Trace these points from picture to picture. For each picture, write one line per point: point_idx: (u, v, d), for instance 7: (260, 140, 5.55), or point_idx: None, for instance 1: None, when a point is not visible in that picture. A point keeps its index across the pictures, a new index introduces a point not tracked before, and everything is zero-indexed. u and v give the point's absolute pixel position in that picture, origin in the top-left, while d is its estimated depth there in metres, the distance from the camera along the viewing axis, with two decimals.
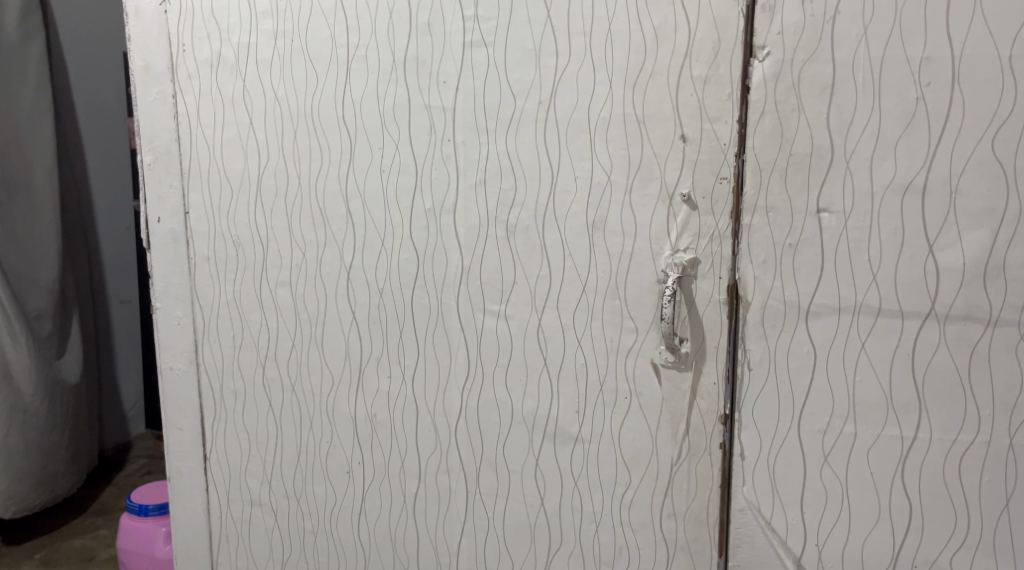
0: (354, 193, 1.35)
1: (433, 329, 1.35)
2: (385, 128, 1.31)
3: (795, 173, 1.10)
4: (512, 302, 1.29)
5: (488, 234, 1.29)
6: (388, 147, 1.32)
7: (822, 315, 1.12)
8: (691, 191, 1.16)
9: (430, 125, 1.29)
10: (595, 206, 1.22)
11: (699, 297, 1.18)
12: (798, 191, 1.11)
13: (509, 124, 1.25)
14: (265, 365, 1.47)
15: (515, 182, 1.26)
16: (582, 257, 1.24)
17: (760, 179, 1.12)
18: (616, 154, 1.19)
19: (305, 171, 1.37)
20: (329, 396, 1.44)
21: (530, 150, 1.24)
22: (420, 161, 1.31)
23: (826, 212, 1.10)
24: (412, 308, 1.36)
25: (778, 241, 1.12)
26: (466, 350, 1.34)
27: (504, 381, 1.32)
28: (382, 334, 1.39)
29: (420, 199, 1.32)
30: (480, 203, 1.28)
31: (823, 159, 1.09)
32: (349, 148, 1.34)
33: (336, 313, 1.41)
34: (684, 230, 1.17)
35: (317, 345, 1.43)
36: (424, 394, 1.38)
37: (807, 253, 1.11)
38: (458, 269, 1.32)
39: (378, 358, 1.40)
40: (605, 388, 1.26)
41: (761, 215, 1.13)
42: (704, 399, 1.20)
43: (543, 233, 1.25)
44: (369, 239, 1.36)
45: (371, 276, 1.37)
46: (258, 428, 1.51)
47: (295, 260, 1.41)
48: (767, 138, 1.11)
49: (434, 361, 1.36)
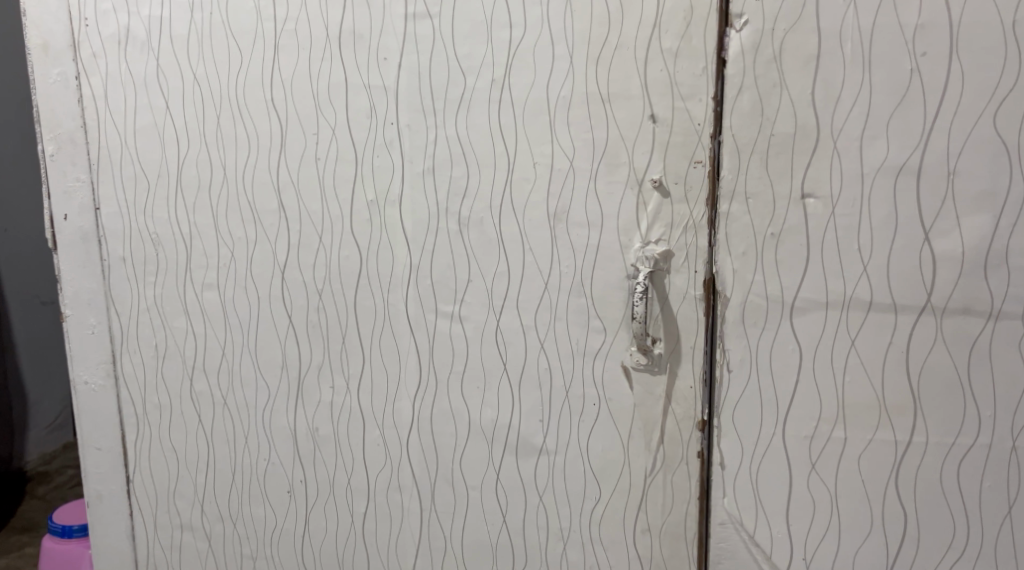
0: (287, 184, 1.22)
1: (379, 334, 1.23)
2: (320, 112, 1.18)
3: (777, 154, 1.00)
4: (466, 302, 1.18)
5: (439, 227, 1.16)
6: (325, 133, 1.19)
7: (807, 311, 1.02)
8: (663, 177, 1.05)
9: (370, 107, 1.16)
10: (557, 194, 1.10)
11: (673, 294, 1.07)
12: (782, 175, 1.00)
13: (459, 105, 1.12)
14: (193, 376, 1.33)
15: (467, 169, 1.14)
16: (543, 252, 1.12)
17: (739, 163, 1.02)
18: (578, 137, 1.08)
19: (232, 160, 1.23)
20: (267, 410, 1.31)
21: (483, 133, 1.12)
22: (361, 148, 1.18)
23: (812, 198, 1.00)
24: (355, 311, 1.23)
25: (759, 231, 1.02)
26: (416, 356, 1.22)
27: (461, 388, 1.20)
28: (323, 341, 1.26)
29: (362, 189, 1.19)
30: (429, 194, 1.16)
31: (808, 140, 0.99)
32: (279, 134, 1.20)
33: (270, 317, 1.27)
34: (655, 220, 1.07)
35: (251, 353, 1.29)
36: (372, 405, 1.26)
37: (791, 243, 1.01)
38: (406, 267, 1.19)
39: (319, 365, 1.27)
40: (571, 395, 1.15)
41: (740, 202, 1.02)
42: (679, 404, 1.10)
43: (499, 225, 1.14)
44: (306, 236, 1.23)
45: (309, 276, 1.24)
46: (187, 446, 1.36)
47: (224, 260, 1.27)
48: (746, 117, 1.00)
49: (383, 369, 1.24)
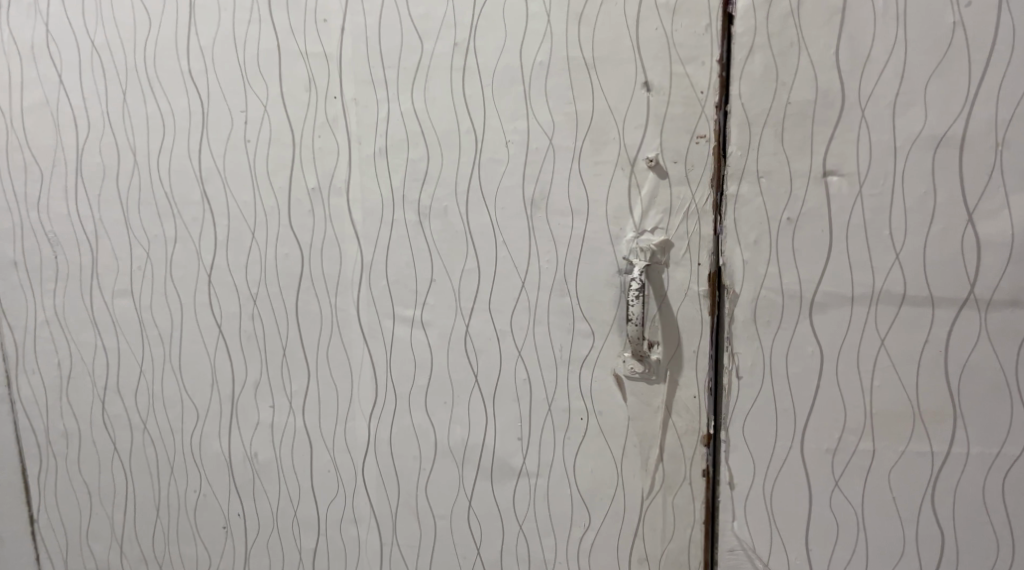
0: (212, 171, 1.04)
1: (327, 345, 1.06)
2: (249, 85, 1.01)
3: (795, 125, 0.86)
4: (430, 305, 1.02)
5: (395, 217, 1.00)
6: (255, 110, 1.02)
7: (829, 307, 0.88)
8: (659, 154, 0.91)
9: (309, 77, 0.99)
10: (536, 177, 0.95)
11: (672, 290, 0.93)
12: (800, 149, 0.86)
13: (415, 73, 0.96)
14: (106, 399, 1.14)
15: (428, 150, 0.98)
16: (520, 246, 0.97)
17: (749, 137, 0.87)
18: (560, 109, 0.93)
19: (143, 145, 1.05)
20: (196, 436, 1.13)
21: (444, 107, 0.96)
22: (299, 126, 1.01)
23: (836, 176, 0.86)
24: (297, 318, 1.06)
25: (772, 215, 0.88)
26: (372, 368, 1.06)
27: (425, 404, 1.05)
28: (260, 353, 1.08)
29: (301, 175, 1.02)
30: (382, 180, 1.00)
31: (831, 108, 0.85)
32: (200, 112, 1.03)
33: (197, 327, 1.09)
34: (651, 206, 0.92)
35: (174, 370, 1.11)
36: (320, 425, 1.09)
37: (810, 229, 0.87)
38: (357, 265, 1.03)
39: (255, 383, 1.10)
40: (554, 409, 1.00)
41: (750, 183, 0.88)
42: (680, 417, 0.95)
43: (467, 216, 0.98)
44: (236, 232, 1.05)
45: (242, 279, 1.06)
46: (102, 479, 1.17)
47: (137, 262, 1.09)
48: (758, 83, 0.86)
49: (332, 384, 1.07)
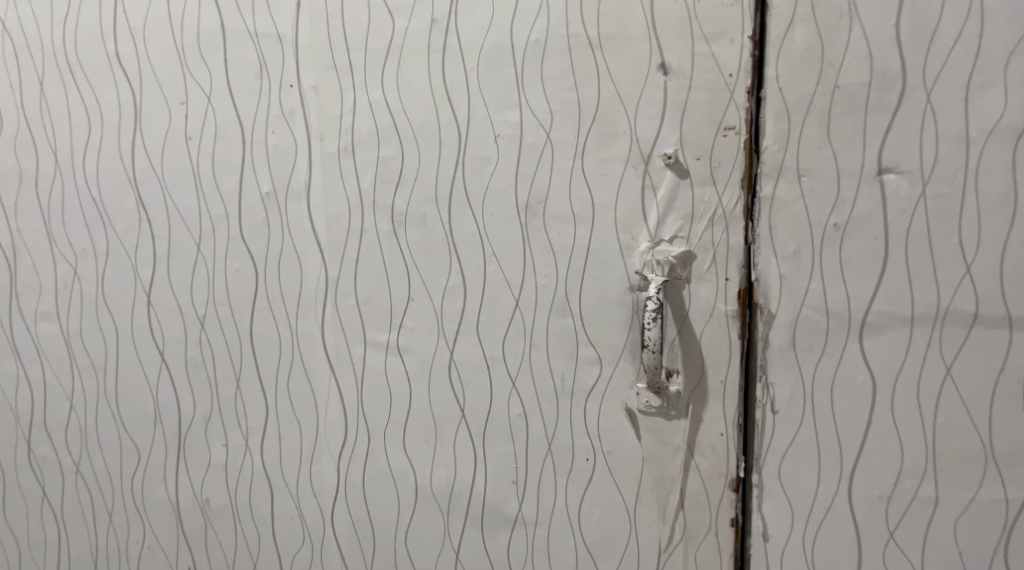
0: (148, 174, 0.94)
1: (290, 373, 0.95)
2: (188, 72, 0.90)
3: (845, 113, 0.72)
4: (408, 328, 0.89)
5: (368, 226, 0.88)
6: (198, 105, 0.90)
7: (884, 329, 0.74)
8: (679, 150, 0.77)
9: (259, 62, 0.88)
10: (529, 179, 0.82)
11: (695, 311, 0.79)
12: (850, 142, 0.72)
13: (384, 57, 0.84)
14: (32, 436, 1.03)
15: (401, 147, 0.85)
16: (512, 259, 0.84)
17: (787, 127, 0.73)
18: (559, 97, 0.79)
19: (66, 144, 0.94)
20: (140, 476, 1.02)
21: (420, 95, 0.84)
22: (249, 121, 0.89)
23: (895, 174, 0.72)
24: (253, 342, 0.95)
25: (816, 221, 0.74)
26: (341, 401, 0.94)
27: (404, 439, 0.92)
28: (210, 384, 0.98)
29: (252, 178, 0.91)
30: (348, 182, 0.88)
31: (890, 92, 0.71)
32: (131, 104, 0.92)
33: (134, 354, 0.99)
34: (670, 211, 0.78)
35: (112, 403, 1.01)
36: (281, 467, 0.97)
37: (862, 237, 0.73)
38: (320, 281, 0.91)
39: (206, 418, 0.99)
40: (554, 447, 0.86)
41: (789, 182, 0.74)
42: (705, 458, 0.81)
43: (449, 225, 0.86)
44: (179, 241, 0.95)
45: (187, 302, 0.96)
46: (32, 529, 1.05)
47: (65, 278, 0.98)
48: (799, 63, 0.72)
49: (296, 418, 0.96)
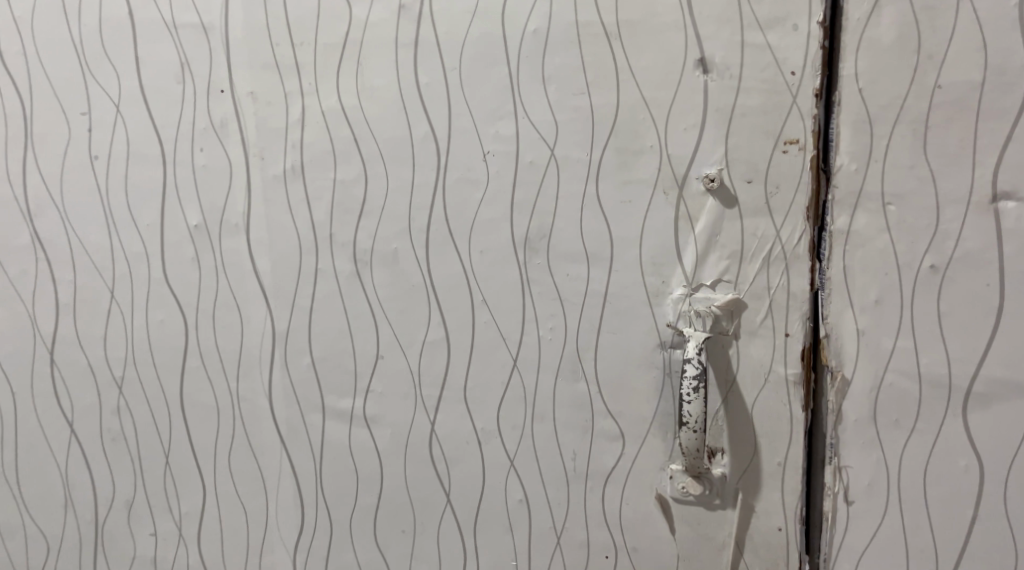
0: (45, 202, 0.75)
1: (230, 447, 0.76)
2: (90, 75, 0.71)
3: (948, 124, 0.56)
4: (378, 394, 0.71)
5: (323, 268, 0.70)
6: (105, 117, 0.72)
7: (996, 399, 0.58)
8: (723, 170, 0.59)
9: (181, 61, 0.69)
10: (529, 208, 0.64)
11: (745, 375, 0.62)
12: (954, 162, 0.56)
13: (340, 54, 0.66)
14: None
15: (364, 169, 0.67)
16: (509, 308, 0.67)
17: (870, 141, 0.57)
18: (567, 103, 0.62)
19: None
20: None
21: (387, 101, 0.65)
22: (170, 135, 0.71)
23: (1012, 203, 0.56)
24: (183, 410, 0.77)
25: (908, 263, 0.58)
26: (294, 483, 0.75)
27: (374, 529, 0.74)
28: (132, 462, 0.79)
29: (175, 207, 0.72)
30: (299, 213, 0.69)
31: (1008, 99, 0.55)
32: (19, 116, 0.73)
33: (34, 426, 0.80)
34: (712, 249, 0.61)
35: (9, 484, 0.82)
36: (224, 561, 0.79)
37: (968, 283, 0.57)
38: (267, 336, 0.73)
39: (128, 502, 0.80)
40: (566, 542, 0.69)
41: (871, 212, 0.58)
42: (758, 558, 0.64)
43: (427, 266, 0.68)
44: (86, 285, 0.76)
45: (101, 361, 0.77)
46: None
47: None
48: (885, 59, 0.56)
49: (241, 503, 0.77)
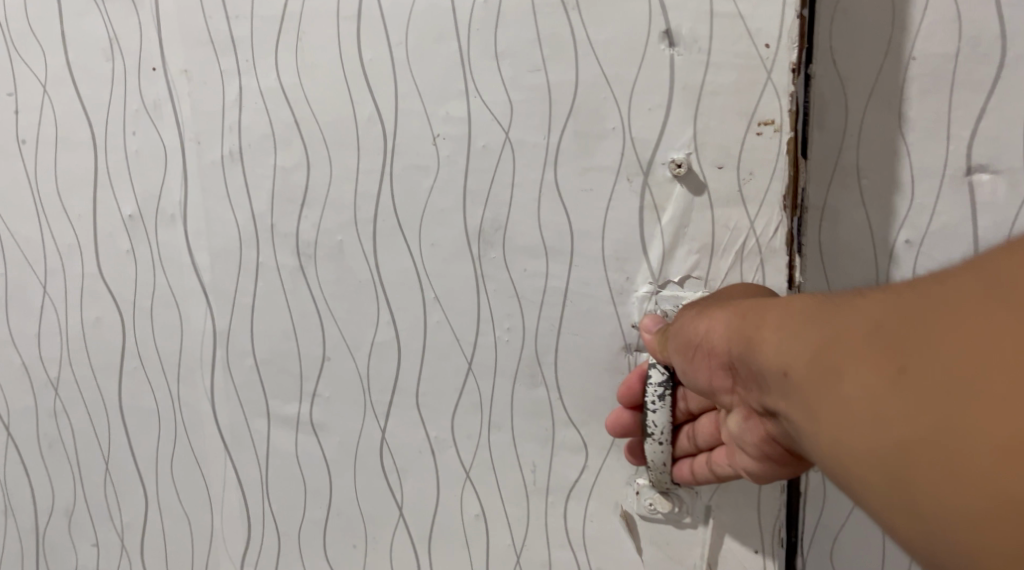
0: None
1: (172, 455, 0.71)
2: (16, 56, 0.66)
3: (922, 95, 0.53)
4: (325, 399, 0.66)
5: (264, 261, 0.65)
6: (33, 99, 0.67)
7: None
8: (692, 155, 0.54)
9: (110, 39, 0.64)
10: (482, 197, 0.59)
11: None
12: (927, 130, 0.53)
13: (279, 29, 0.60)
14: None
15: (306, 154, 0.62)
16: (463, 308, 0.61)
17: (845, 108, 0.54)
18: (521, 80, 0.56)
19: None
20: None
21: (329, 78, 0.60)
22: (101, 119, 0.66)
23: (987, 175, 0.53)
24: (122, 415, 0.72)
25: (882, 239, 0.55)
26: (239, 493, 0.70)
27: (325, 544, 0.69)
28: (71, 469, 0.74)
29: (109, 196, 0.67)
30: (238, 202, 0.64)
31: (978, 67, 0.52)
32: None
33: None
34: (680, 242, 0.55)
35: None
36: None
37: (942, 258, 0.54)
38: (206, 336, 0.68)
39: (70, 514, 0.75)
40: (527, 559, 0.64)
41: (847, 183, 0.54)
42: None
43: (375, 259, 0.62)
44: (18, 282, 0.71)
45: (36, 361, 0.73)
46: None
47: None
48: (854, 24, 0.53)
49: (185, 514, 0.72)
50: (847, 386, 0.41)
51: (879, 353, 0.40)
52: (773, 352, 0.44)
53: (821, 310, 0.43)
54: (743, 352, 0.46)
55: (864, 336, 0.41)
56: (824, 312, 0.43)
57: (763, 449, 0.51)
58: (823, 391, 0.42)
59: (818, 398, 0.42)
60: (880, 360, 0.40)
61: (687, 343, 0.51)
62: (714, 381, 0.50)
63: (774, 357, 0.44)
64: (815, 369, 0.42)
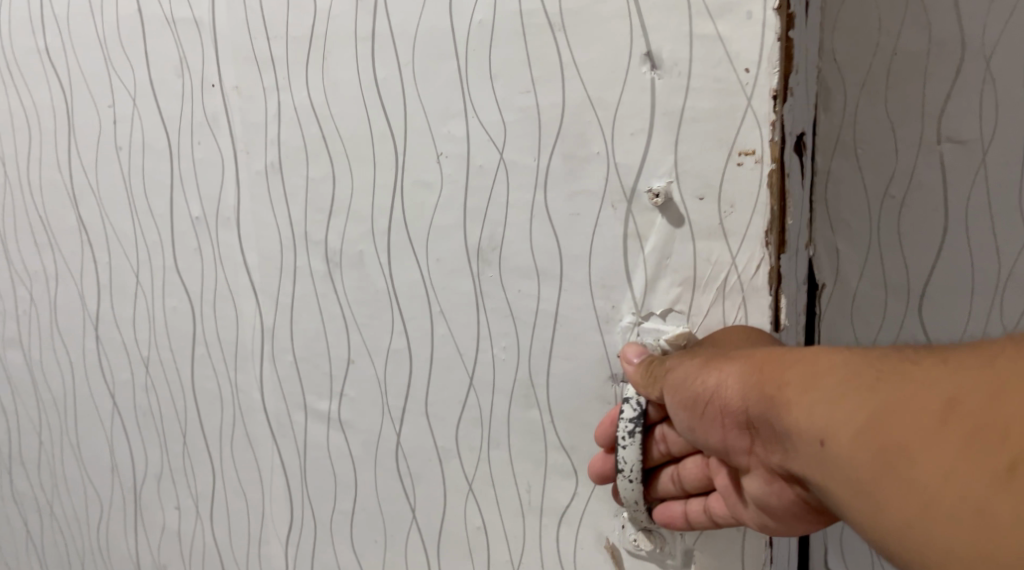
0: (86, 191, 0.80)
1: (231, 435, 0.78)
2: (112, 72, 0.74)
3: (902, 78, 0.61)
4: (350, 398, 0.69)
5: (299, 265, 0.69)
6: (125, 109, 0.75)
7: (943, 306, 0.64)
8: (673, 184, 0.51)
9: (179, 56, 0.70)
10: (480, 216, 0.59)
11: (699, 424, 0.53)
12: (908, 110, 0.61)
13: (310, 49, 0.63)
14: (13, 472, 0.98)
15: (332, 167, 0.65)
16: (464, 323, 0.62)
17: (843, 91, 0.62)
18: (513, 101, 0.55)
19: (12, 153, 0.84)
20: (103, 528, 0.91)
21: (350, 96, 0.62)
22: (174, 128, 0.72)
23: (955, 145, 0.61)
24: (194, 395, 0.79)
25: (873, 195, 0.63)
26: (284, 477, 0.75)
27: (351, 534, 0.72)
28: (158, 438, 0.83)
29: (181, 198, 0.74)
30: (280, 208, 0.68)
31: (946, 60, 0.60)
32: (64, 109, 0.78)
33: (89, 395, 0.87)
34: (663, 273, 0.53)
35: (74, 445, 0.90)
36: (232, 542, 0.81)
37: (921, 209, 0.62)
38: (256, 329, 0.73)
39: (157, 477, 0.85)
40: None
41: (843, 153, 0.63)
42: None
43: (390, 269, 0.64)
44: (118, 270, 0.80)
45: (132, 341, 0.82)
46: (18, 564, 1.02)
47: (22, 305, 0.89)
48: (851, 28, 0.62)
49: (242, 490, 0.79)
50: (922, 473, 0.41)
51: (962, 444, 0.40)
52: (805, 419, 0.45)
53: (871, 384, 0.43)
54: (784, 420, 0.46)
55: (943, 423, 0.41)
56: (888, 392, 0.43)
57: (774, 510, 0.50)
58: (871, 467, 0.42)
59: (886, 484, 0.42)
60: (922, 431, 0.41)
61: (690, 399, 0.49)
62: (728, 439, 0.50)
63: (828, 434, 0.44)
64: (883, 454, 0.42)
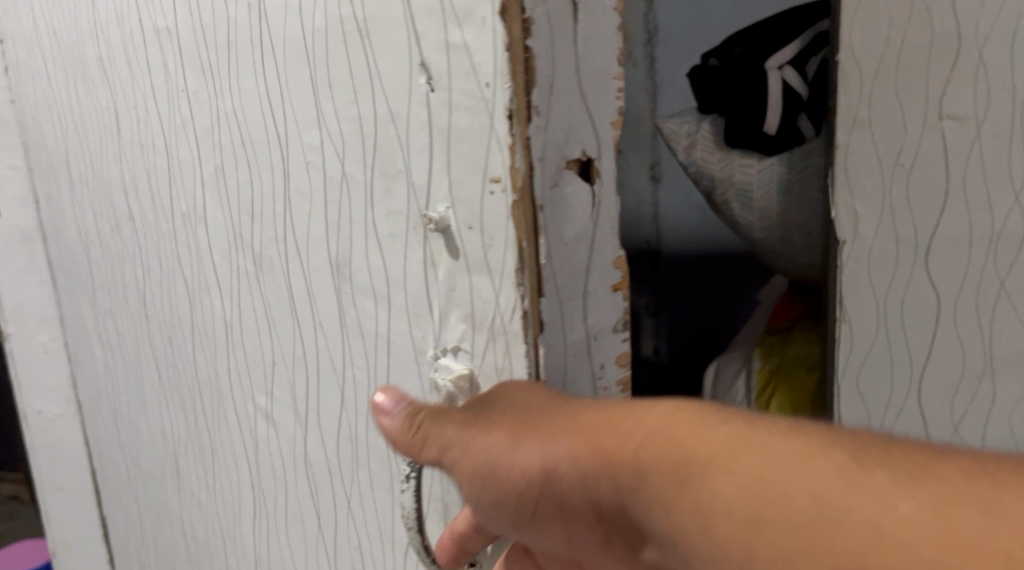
0: (128, 183, 0.88)
1: (217, 418, 0.82)
2: (133, 77, 0.81)
3: (910, 67, 0.76)
4: (275, 400, 0.70)
5: (240, 266, 0.71)
6: (141, 111, 0.81)
7: (945, 252, 0.80)
8: (448, 211, 0.48)
9: (162, 62, 0.74)
10: (335, 232, 0.57)
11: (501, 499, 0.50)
12: (915, 94, 0.77)
13: (229, 57, 0.64)
14: (117, 423, 1.12)
15: (248, 172, 0.65)
16: (334, 339, 0.60)
17: (858, 81, 0.78)
18: (344, 112, 0.53)
19: (90, 145, 0.94)
20: (163, 485, 1.01)
21: (252, 103, 0.62)
22: (166, 130, 0.77)
23: (954, 121, 0.76)
24: (195, 378, 0.85)
25: (886, 162, 0.79)
26: (247, 466, 0.79)
27: (286, 531, 0.74)
28: (182, 413, 0.90)
29: (175, 195, 0.79)
30: (227, 209, 0.71)
31: (945, 53, 0.75)
32: (113, 107, 0.87)
33: (147, 365, 0.97)
34: (449, 305, 0.50)
35: (144, 408, 1.01)
36: (225, 519, 0.86)
37: (926, 174, 0.78)
38: (222, 323, 0.76)
39: (184, 447, 0.92)
40: None
41: (860, 129, 0.79)
42: None
43: (288, 276, 0.64)
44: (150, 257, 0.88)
45: (161, 322, 0.89)
46: (127, 503, 1.16)
47: (110, 281, 1.00)
48: (865, 28, 0.76)
49: (227, 472, 0.83)
50: None
51: None
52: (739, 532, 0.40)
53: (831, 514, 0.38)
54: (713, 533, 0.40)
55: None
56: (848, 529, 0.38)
57: None
58: None
59: None
60: None
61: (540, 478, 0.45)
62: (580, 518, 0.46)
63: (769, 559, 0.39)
64: None
